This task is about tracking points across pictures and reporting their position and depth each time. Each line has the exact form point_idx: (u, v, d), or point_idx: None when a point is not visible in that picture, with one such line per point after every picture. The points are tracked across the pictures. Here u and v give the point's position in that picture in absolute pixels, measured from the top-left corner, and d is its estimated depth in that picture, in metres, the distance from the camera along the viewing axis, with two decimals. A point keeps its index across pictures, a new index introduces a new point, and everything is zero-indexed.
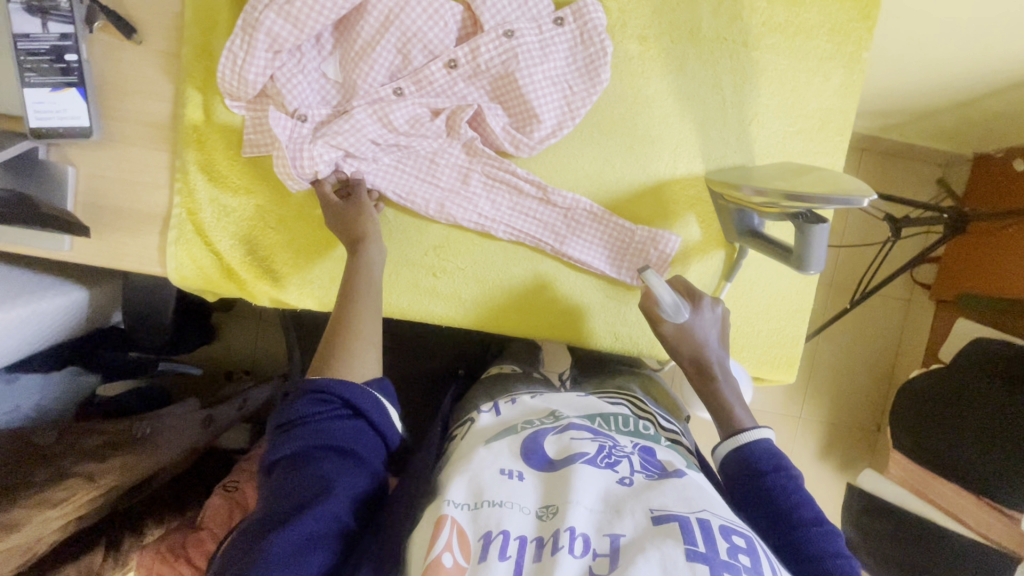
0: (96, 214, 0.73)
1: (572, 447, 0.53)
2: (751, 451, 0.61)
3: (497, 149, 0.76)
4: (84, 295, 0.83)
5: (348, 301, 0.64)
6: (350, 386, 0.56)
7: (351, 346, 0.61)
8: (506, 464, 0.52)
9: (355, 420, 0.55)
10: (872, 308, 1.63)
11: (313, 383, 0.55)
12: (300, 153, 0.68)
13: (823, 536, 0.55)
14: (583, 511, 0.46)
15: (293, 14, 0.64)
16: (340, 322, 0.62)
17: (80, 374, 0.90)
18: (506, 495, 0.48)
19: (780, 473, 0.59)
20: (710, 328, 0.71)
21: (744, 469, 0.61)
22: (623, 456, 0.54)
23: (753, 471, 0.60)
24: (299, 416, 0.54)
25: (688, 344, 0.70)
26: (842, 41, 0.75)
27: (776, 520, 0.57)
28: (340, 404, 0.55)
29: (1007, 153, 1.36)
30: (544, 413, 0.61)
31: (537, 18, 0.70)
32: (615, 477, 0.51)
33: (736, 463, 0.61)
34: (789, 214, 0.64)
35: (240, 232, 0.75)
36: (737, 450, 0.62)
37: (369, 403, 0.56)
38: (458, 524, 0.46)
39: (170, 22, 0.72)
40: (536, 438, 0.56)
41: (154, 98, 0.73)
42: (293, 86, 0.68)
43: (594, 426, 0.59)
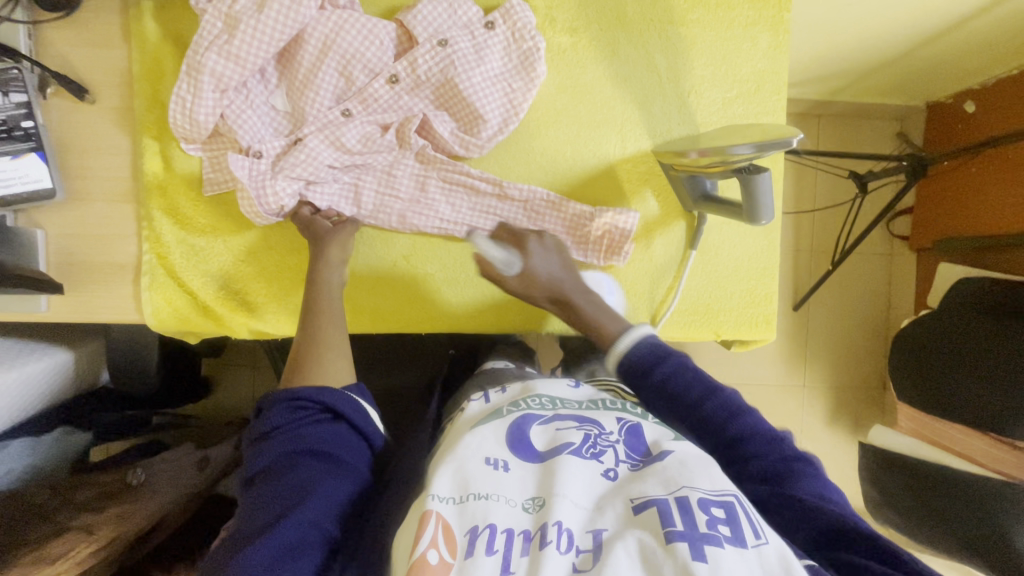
0: (69, 271, 0.75)
1: (559, 437, 0.53)
2: (632, 355, 0.62)
3: (450, 155, 0.78)
4: (69, 357, 0.84)
5: (309, 318, 0.66)
6: (328, 391, 0.58)
7: (322, 355, 0.62)
8: (491, 452, 0.52)
9: (334, 424, 0.57)
10: (856, 266, 1.64)
11: (289, 392, 0.57)
12: (264, 189, 0.70)
13: (724, 403, 0.57)
14: (569, 504, 0.47)
15: (232, 52, 0.67)
16: (310, 341, 0.64)
17: (70, 434, 0.89)
18: (492, 488, 0.48)
19: (664, 362, 0.60)
20: (556, 265, 0.72)
21: (634, 366, 0.61)
22: (608, 446, 0.53)
23: (647, 368, 0.60)
24: (276, 426, 0.55)
25: (539, 286, 0.71)
26: (762, 7, 0.79)
27: (677, 406, 0.58)
28: (318, 409, 0.57)
29: (958, 97, 1.41)
30: (531, 396, 0.60)
31: (468, 25, 0.73)
32: (601, 470, 0.51)
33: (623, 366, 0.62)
34: (733, 169, 0.65)
35: (211, 269, 0.76)
36: (617, 352, 0.63)
37: (347, 405, 0.58)
38: (443, 519, 0.46)
39: (120, 78, 0.74)
40: (522, 424, 0.55)
41: (113, 153, 0.75)
42: (243, 121, 0.71)
43: (583, 409, 0.58)
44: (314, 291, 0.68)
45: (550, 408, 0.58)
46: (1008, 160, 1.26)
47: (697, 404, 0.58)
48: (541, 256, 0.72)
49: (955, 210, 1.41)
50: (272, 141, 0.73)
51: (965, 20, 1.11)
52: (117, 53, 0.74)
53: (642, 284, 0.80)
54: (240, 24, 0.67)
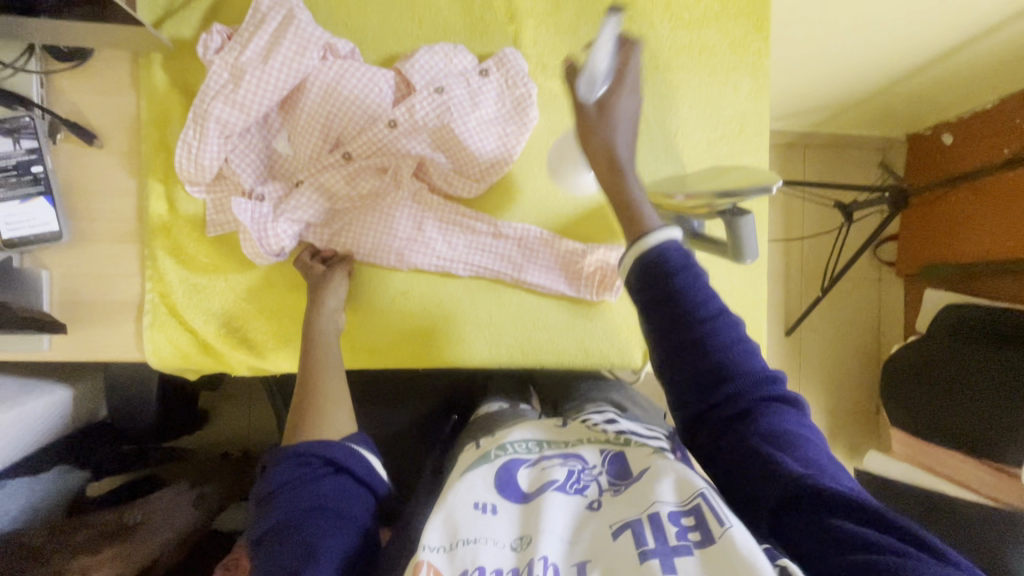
0: (72, 310, 0.76)
1: (544, 475, 0.55)
2: (658, 254, 0.54)
3: (446, 195, 0.80)
4: (68, 394, 0.85)
5: (310, 369, 0.69)
6: (330, 445, 0.61)
7: (324, 407, 0.65)
8: (480, 497, 0.53)
9: (337, 475, 0.59)
10: (846, 292, 1.67)
11: (289, 449, 0.60)
12: (266, 232, 0.72)
13: (727, 326, 0.54)
14: (555, 540, 0.49)
15: (238, 100, 0.70)
16: (310, 389, 0.67)
17: (70, 471, 0.87)
18: (480, 531, 0.50)
19: (688, 271, 0.54)
20: (629, 139, 0.57)
21: (652, 275, 0.54)
22: (592, 479, 0.55)
23: (663, 281, 0.54)
24: (280, 483, 0.57)
25: (591, 149, 0.58)
26: (743, 53, 0.83)
27: (681, 319, 0.53)
28: (321, 462, 0.59)
29: (936, 129, 1.46)
30: (521, 437, 0.61)
31: (464, 72, 0.77)
32: (585, 502, 0.53)
33: (645, 265, 0.54)
34: (718, 211, 0.68)
35: (212, 308, 0.78)
36: (643, 253, 0.55)
37: (347, 455, 0.61)
38: (435, 567, 0.47)
39: (127, 123, 0.77)
40: (509, 467, 0.56)
41: (119, 195, 0.77)
42: (246, 165, 0.74)
43: (570, 445, 0.60)
44: (311, 338, 0.72)
45: (536, 451, 0.59)
46: (989, 190, 1.30)
47: (699, 333, 0.53)
48: (620, 122, 0.57)
49: (940, 237, 1.45)
50: (274, 184, 0.75)
51: (942, 57, 1.16)
52: (125, 100, 0.77)
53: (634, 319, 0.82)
54: (246, 74, 0.70)
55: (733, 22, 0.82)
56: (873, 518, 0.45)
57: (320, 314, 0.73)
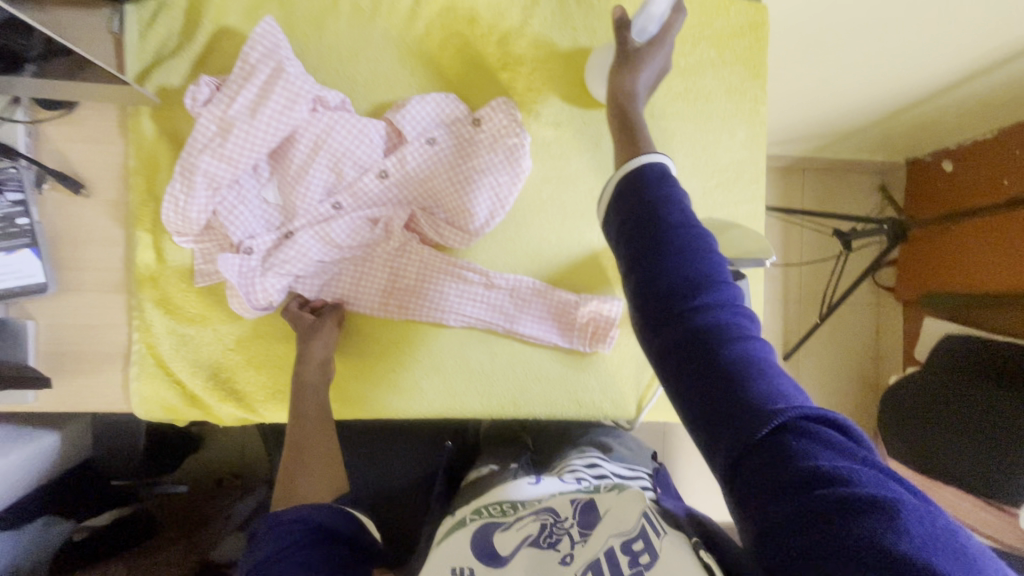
0: (58, 361, 0.75)
1: (517, 535, 0.55)
2: (642, 169, 0.49)
3: (437, 244, 0.80)
4: (56, 438, 0.86)
5: (296, 426, 0.68)
6: (315, 508, 0.59)
7: (309, 467, 0.64)
8: (457, 562, 0.53)
9: (326, 543, 0.57)
10: (844, 317, 1.66)
11: (281, 517, 0.58)
12: (253, 287, 0.72)
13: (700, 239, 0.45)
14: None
15: (225, 154, 0.69)
16: (294, 447, 0.66)
17: (53, 522, 0.85)
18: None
19: (667, 183, 0.47)
20: (649, 85, 0.66)
21: (630, 189, 0.48)
22: (563, 533, 0.55)
23: (641, 193, 0.47)
24: (270, 555, 0.55)
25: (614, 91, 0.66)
26: (739, 100, 0.82)
27: (652, 227, 0.45)
28: (311, 528, 0.58)
29: (935, 156, 1.45)
30: (493, 501, 0.62)
31: (456, 122, 0.76)
32: (558, 557, 0.52)
33: (624, 181, 0.49)
34: None
35: (200, 358, 0.77)
36: (630, 171, 0.50)
37: (337, 520, 0.59)
38: None
39: (116, 172, 0.76)
40: (486, 531, 0.56)
41: (107, 244, 0.76)
42: (235, 217, 0.73)
43: (544, 503, 0.60)
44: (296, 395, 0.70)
45: (512, 514, 0.59)
46: (988, 224, 1.29)
47: (664, 240, 0.44)
48: (647, 68, 0.66)
49: (938, 268, 1.44)
50: (263, 235, 0.74)
51: (944, 89, 1.15)
52: (113, 148, 0.76)
53: (626, 368, 0.82)
54: (234, 128, 0.69)
55: (729, 69, 0.82)
56: (845, 450, 0.37)
57: (304, 369, 0.71)
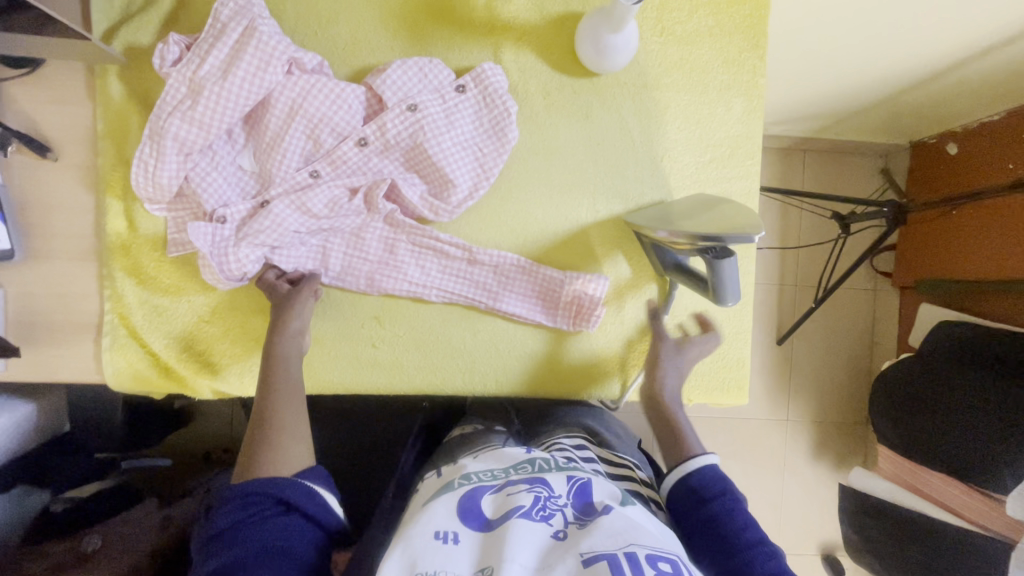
0: (28, 330, 0.73)
1: (509, 502, 0.57)
2: (697, 478, 0.64)
3: (418, 218, 0.77)
4: (33, 409, 0.85)
5: (266, 397, 0.65)
6: (278, 483, 0.58)
7: (279, 442, 0.62)
8: (440, 525, 0.54)
9: (288, 516, 0.57)
10: (840, 302, 1.64)
11: (242, 487, 0.57)
12: (226, 257, 0.69)
13: (766, 556, 0.57)
14: (517, 568, 0.49)
15: (196, 117, 0.66)
16: (263, 413, 0.64)
17: (28, 494, 0.86)
18: (440, 563, 0.50)
19: (726, 496, 0.62)
20: (678, 376, 0.74)
21: (692, 495, 0.63)
22: (556, 509, 0.57)
23: (702, 502, 0.62)
24: (229, 524, 0.55)
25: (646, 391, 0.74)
26: (737, 71, 0.79)
27: (718, 541, 0.59)
28: (272, 502, 0.57)
29: (940, 138, 1.41)
30: (481, 470, 0.64)
31: (440, 88, 0.73)
32: (551, 531, 0.54)
33: (683, 489, 0.64)
34: (699, 248, 0.66)
35: (174, 330, 0.75)
36: (687, 478, 0.64)
37: (301, 494, 0.58)
38: None
39: (83, 135, 0.73)
40: (473, 496, 0.59)
41: (76, 211, 0.74)
42: (208, 185, 0.70)
43: (532, 472, 0.62)
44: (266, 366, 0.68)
45: (500, 478, 0.63)
46: (991, 210, 1.26)
47: (733, 552, 0.58)
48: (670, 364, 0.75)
49: (937, 253, 1.42)
50: (237, 204, 0.72)
51: (949, 69, 1.11)
52: (81, 110, 0.73)
53: (613, 349, 0.79)
54: (204, 90, 0.66)
55: (727, 39, 0.78)
56: None
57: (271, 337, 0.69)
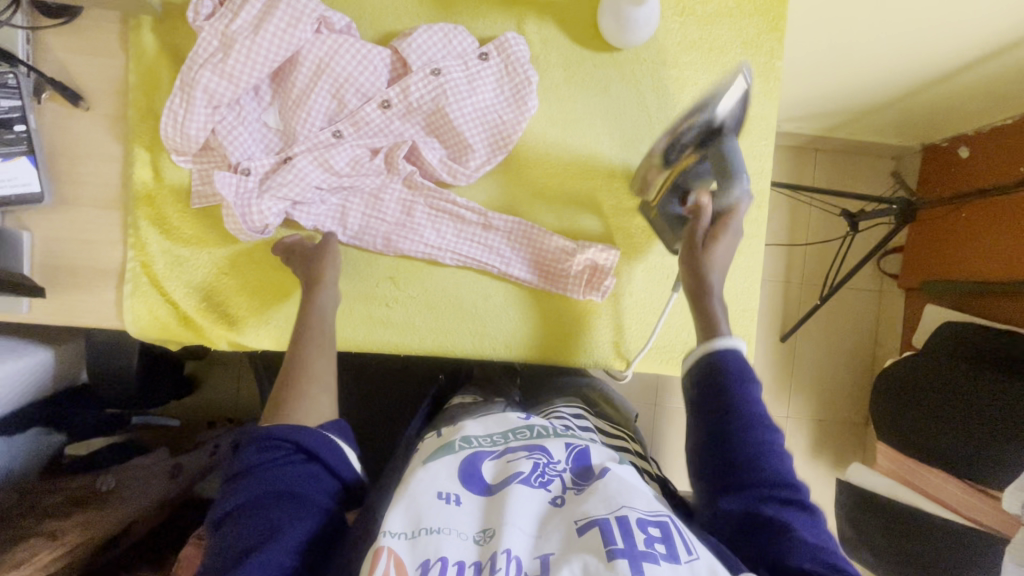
0: (52, 274, 0.75)
1: (509, 468, 0.55)
2: (721, 357, 0.63)
3: (436, 181, 0.78)
4: (50, 356, 0.85)
5: (297, 346, 0.67)
6: (305, 432, 0.59)
7: (305, 389, 0.63)
8: (443, 486, 0.53)
9: (308, 464, 0.58)
10: (845, 301, 1.65)
11: (265, 430, 0.58)
12: (249, 209, 0.71)
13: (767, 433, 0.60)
14: (516, 533, 0.49)
15: (227, 70, 0.68)
16: (292, 364, 0.65)
17: (48, 435, 0.90)
18: (442, 522, 0.49)
19: (745, 378, 0.62)
20: (721, 270, 0.70)
21: (709, 372, 0.63)
22: (555, 475, 0.56)
23: (717, 377, 0.62)
24: (252, 464, 0.56)
25: (692, 282, 0.69)
26: (755, 53, 0.80)
27: (728, 411, 0.60)
28: (293, 448, 0.58)
29: (952, 141, 1.42)
30: (481, 431, 0.61)
31: (463, 55, 0.75)
32: (549, 498, 0.54)
33: (705, 365, 0.64)
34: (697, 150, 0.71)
35: (194, 281, 0.77)
36: (710, 354, 0.64)
37: (322, 444, 0.59)
38: (396, 554, 0.47)
39: (115, 86, 0.75)
40: (474, 459, 0.57)
41: (104, 160, 0.76)
42: (234, 138, 0.72)
43: (533, 437, 0.60)
44: (304, 315, 0.69)
45: (501, 443, 0.60)
46: (999, 210, 1.27)
47: (738, 424, 0.60)
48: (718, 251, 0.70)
49: (943, 254, 1.43)
50: (261, 158, 0.73)
51: (962, 69, 1.12)
52: (114, 62, 0.75)
53: (622, 319, 0.81)
54: (235, 44, 0.68)
55: (746, 20, 0.80)
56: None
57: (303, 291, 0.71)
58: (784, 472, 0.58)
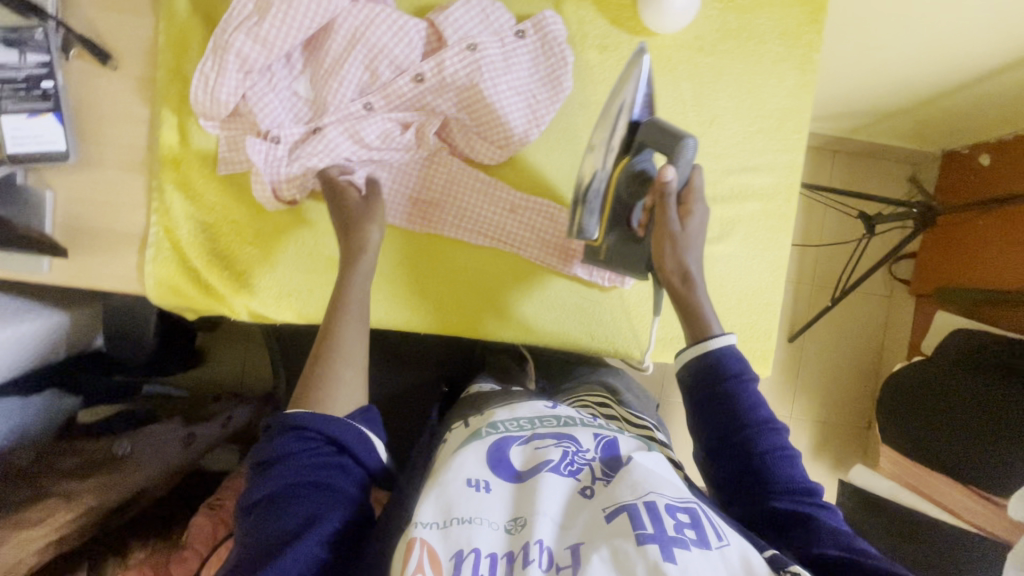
0: (73, 235, 0.74)
1: (539, 455, 0.54)
2: (715, 358, 0.64)
3: (465, 158, 0.79)
4: (66, 319, 0.84)
5: (332, 315, 0.65)
6: (333, 422, 0.57)
7: (339, 371, 0.61)
8: (472, 473, 0.52)
9: (339, 456, 0.57)
10: (854, 304, 1.65)
11: (295, 419, 0.56)
12: (278, 173, 0.71)
13: (770, 433, 0.61)
14: (548, 522, 0.48)
15: (261, 35, 0.67)
16: (328, 337, 0.63)
17: (60, 398, 0.90)
18: (474, 511, 0.48)
19: (741, 378, 0.63)
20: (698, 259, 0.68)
21: (707, 374, 0.64)
22: (584, 464, 0.54)
23: (714, 379, 0.63)
24: (282, 454, 0.55)
25: (673, 269, 0.67)
26: (793, 44, 0.79)
27: (730, 416, 0.61)
28: (323, 440, 0.56)
29: (973, 149, 1.41)
30: (507, 417, 0.61)
31: (499, 31, 0.74)
32: (578, 487, 0.52)
33: (699, 368, 0.64)
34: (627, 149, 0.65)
35: (217, 249, 0.77)
36: (704, 356, 0.64)
37: (352, 437, 0.58)
38: (428, 545, 0.46)
39: (144, 47, 0.74)
40: (502, 446, 0.56)
41: (130, 121, 0.75)
42: (265, 105, 0.70)
43: (560, 426, 0.59)
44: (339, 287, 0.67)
45: (528, 429, 0.59)
46: (1015, 219, 1.26)
47: (742, 427, 0.61)
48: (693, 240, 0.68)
49: (956, 261, 1.43)
50: (290, 127, 0.72)
51: (990, 75, 1.11)
52: (144, 21, 0.74)
53: (645, 308, 0.81)
54: (271, 9, 0.66)
55: (786, 11, 0.78)
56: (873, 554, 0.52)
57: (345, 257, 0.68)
58: (796, 466, 0.60)
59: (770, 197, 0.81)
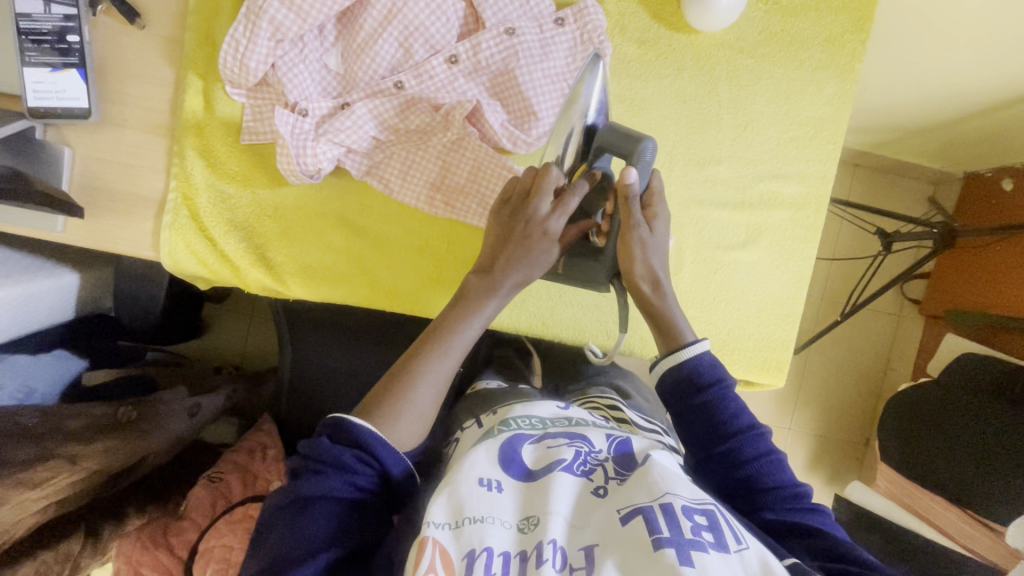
0: (90, 194, 0.73)
1: (551, 454, 0.53)
2: (694, 366, 0.62)
3: (496, 147, 0.76)
4: (75, 279, 0.82)
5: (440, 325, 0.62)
6: (391, 453, 0.56)
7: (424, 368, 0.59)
8: (484, 472, 0.51)
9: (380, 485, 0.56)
10: (862, 320, 1.64)
11: (361, 435, 0.55)
12: (304, 149, 0.69)
13: (755, 439, 0.61)
14: (560, 521, 0.47)
15: (296, 3, 0.65)
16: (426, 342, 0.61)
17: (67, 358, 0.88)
18: (486, 510, 0.47)
19: (721, 385, 0.62)
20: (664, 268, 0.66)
21: (685, 385, 0.62)
22: (597, 463, 0.54)
23: (693, 387, 0.62)
24: (337, 464, 0.54)
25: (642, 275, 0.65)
26: (836, 52, 0.77)
27: (713, 426, 0.61)
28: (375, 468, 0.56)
29: (997, 173, 1.39)
30: (520, 416, 0.60)
31: (538, 17, 0.72)
32: (591, 487, 0.52)
33: (676, 378, 0.63)
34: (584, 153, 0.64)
35: (234, 219, 0.75)
36: (680, 366, 0.63)
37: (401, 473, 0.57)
38: (440, 544, 0.45)
39: (175, 8, 0.73)
40: (513, 443, 0.55)
41: (155, 83, 0.73)
42: (294, 75, 0.69)
43: (572, 426, 0.59)
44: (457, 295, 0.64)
45: (540, 429, 0.58)
46: None
47: (727, 437, 0.60)
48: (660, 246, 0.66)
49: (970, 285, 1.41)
50: (318, 101, 0.71)
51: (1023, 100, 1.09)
52: None
53: None
54: None
55: (832, 17, 0.77)
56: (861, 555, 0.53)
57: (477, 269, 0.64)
58: (783, 476, 0.60)
59: (800, 206, 0.79)
